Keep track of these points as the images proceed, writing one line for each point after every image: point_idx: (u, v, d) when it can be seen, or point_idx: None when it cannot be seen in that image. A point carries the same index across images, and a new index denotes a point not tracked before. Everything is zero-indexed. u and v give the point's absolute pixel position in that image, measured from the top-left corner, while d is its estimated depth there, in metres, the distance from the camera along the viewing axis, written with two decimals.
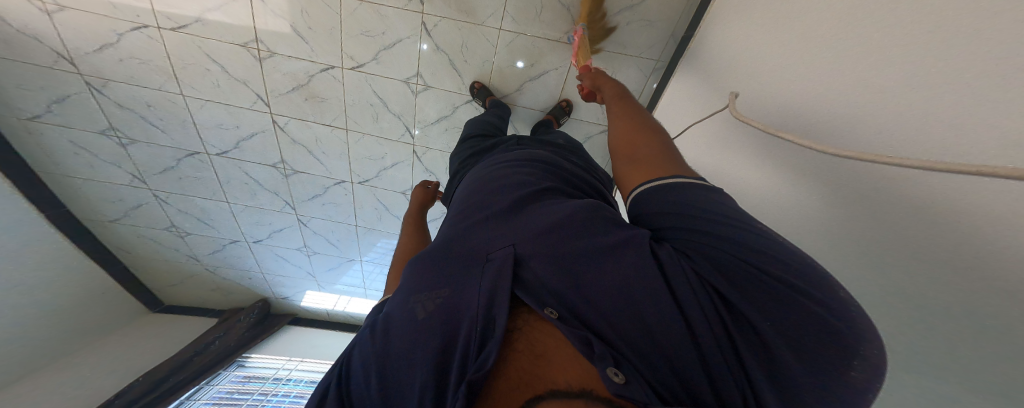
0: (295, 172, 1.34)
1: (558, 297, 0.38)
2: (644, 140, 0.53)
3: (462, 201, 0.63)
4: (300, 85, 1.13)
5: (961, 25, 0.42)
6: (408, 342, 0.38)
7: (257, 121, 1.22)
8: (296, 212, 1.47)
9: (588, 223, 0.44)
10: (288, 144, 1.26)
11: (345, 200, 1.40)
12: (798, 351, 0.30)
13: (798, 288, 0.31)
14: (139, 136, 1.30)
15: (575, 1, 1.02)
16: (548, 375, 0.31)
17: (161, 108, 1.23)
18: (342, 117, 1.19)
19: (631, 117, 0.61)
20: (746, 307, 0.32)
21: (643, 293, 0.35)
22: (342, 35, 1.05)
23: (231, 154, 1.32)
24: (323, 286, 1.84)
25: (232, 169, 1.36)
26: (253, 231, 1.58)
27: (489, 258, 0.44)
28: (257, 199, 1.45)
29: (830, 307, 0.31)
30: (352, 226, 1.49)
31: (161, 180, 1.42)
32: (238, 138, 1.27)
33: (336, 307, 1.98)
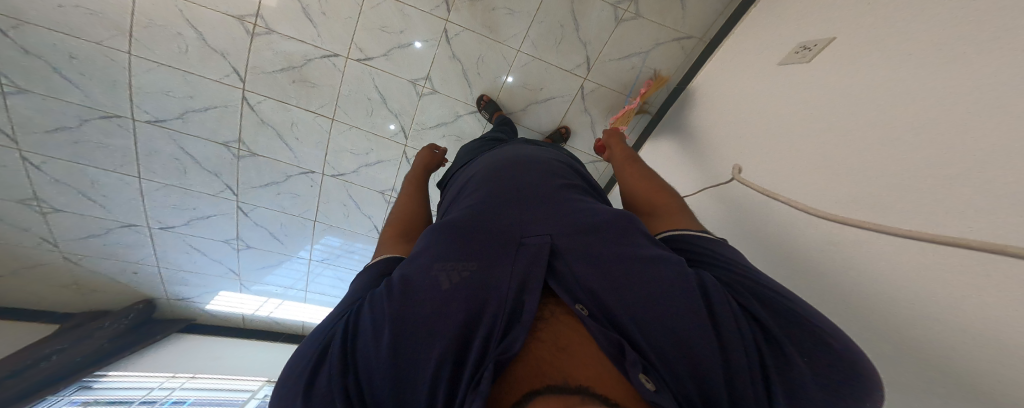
0: (252, 155, 1.21)
1: (590, 296, 0.46)
2: (661, 197, 0.63)
3: (482, 189, 0.69)
4: (292, 67, 1.07)
5: (885, 99, 0.57)
6: (431, 310, 0.44)
7: (219, 95, 1.11)
8: (237, 198, 1.31)
9: (623, 233, 0.51)
10: (254, 125, 1.16)
11: (309, 192, 1.29)
12: (818, 370, 0.37)
13: (826, 335, 0.38)
14: (36, 87, 1.08)
15: (593, 41, 1.12)
16: (565, 366, 0.39)
17: (87, 62, 1.05)
18: (331, 106, 1.13)
19: (647, 177, 0.70)
20: (788, 344, 0.38)
21: (681, 308, 0.40)
22: (358, 26, 1.03)
23: (168, 123, 1.16)
24: (248, 287, 1.59)
25: (164, 141, 1.19)
26: (165, 215, 1.35)
27: (524, 243, 0.52)
28: (189, 179, 1.26)
29: (852, 356, 0.37)
30: (309, 220, 1.36)
31: (45, 142, 1.16)
32: (187, 108, 1.13)
33: (257, 312, 1.70)
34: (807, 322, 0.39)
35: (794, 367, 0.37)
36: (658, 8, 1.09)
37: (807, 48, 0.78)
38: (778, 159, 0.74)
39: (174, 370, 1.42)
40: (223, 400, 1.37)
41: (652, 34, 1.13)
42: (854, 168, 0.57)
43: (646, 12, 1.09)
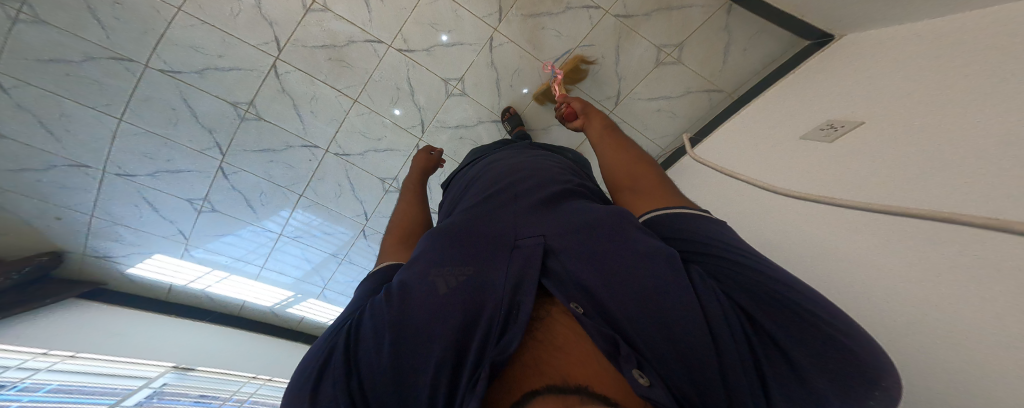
0: (258, 119, 1.20)
1: (584, 294, 0.41)
2: (642, 172, 0.60)
3: (481, 194, 0.67)
4: (333, 45, 1.08)
5: (900, 155, 0.63)
6: (428, 315, 0.39)
7: (249, 59, 1.11)
8: (222, 159, 1.25)
9: (612, 226, 0.46)
10: (273, 92, 1.16)
11: (305, 166, 1.28)
12: (822, 362, 0.31)
13: (818, 317, 0.32)
14: (46, 12, 1.00)
15: (627, 77, 1.22)
16: (560, 368, 0.34)
17: (127, 7, 1.01)
18: (357, 88, 1.15)
19: (627, 149, 0.67)
20: (786, 340, 0.32)
21: (672, 303, 0.35)
22: (409, 19, 1.07)
23: (181, 76, 1.12)
24: (192, 253, 1.43)
25: (168, 91, 1.14)
26: (128, 162, 1.23)
27: (517, 245, 0.48)
28: (175, 131, 1.20)
29: (854, 339, 0.31)
30: (293, 193, 1.33)
31: (31, 68, 1.06)
32: (208, 65, 1.11)
33: (188, 285, 1.50)
34: (800, 304, 0.33)
35: (791, 363, 0.32)
36: (700, 58, 1.19)
37: (833, 128, 0.80)
38: (792, 203, 0.82)
39: (49, 346, 1.12)
40: (96, 389, 1.10)
41: (686, 82, 1.24)
42: (891, 221, 0.59)
43: (688, 60, 1.19)
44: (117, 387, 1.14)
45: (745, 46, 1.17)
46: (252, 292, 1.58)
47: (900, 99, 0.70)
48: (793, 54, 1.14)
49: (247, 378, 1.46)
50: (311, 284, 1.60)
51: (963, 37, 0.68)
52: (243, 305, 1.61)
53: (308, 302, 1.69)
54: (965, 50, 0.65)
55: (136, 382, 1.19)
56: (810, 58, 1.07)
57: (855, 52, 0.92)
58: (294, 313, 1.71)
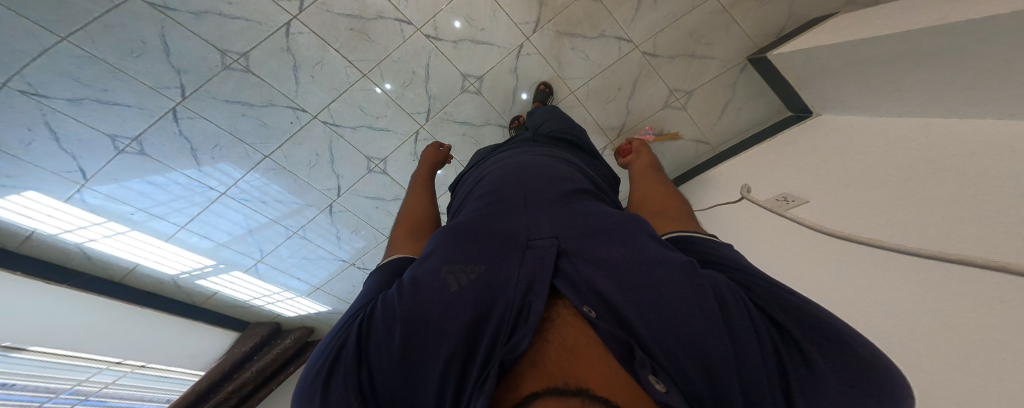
0: (248, 72, 1.08)
1: (599, 298, 0.38)
2: (670, 202, 0.60)
3: (490, 192, 0.64)
4: (359, 15, 1.06)
5: (867, 199, 0.73)
6: (437, 310, 0.38)
7: (261, 12, 1.01)
8: (182, 103, 1.08)
9: (630, 231, 0.45)
10: (277, 49, 1.07)
11: (284, 127, 1.18)
12: (840, 365, 0.29)
13: (848, 341, 0.30)
14: None
15: (635, 114, 1.32)
16: (574, 371, 0.30)
17: None
18: (372, 62, 1.13)
19: (660, 184, 0.69)
20: (808, 343, 0.30)
21: (692, 310, 0.32)
22: (445, 8, 1.09)
23: (176, 14, 0.97)
24: (82, 198, 1.14)
25: (148, 24, 0.97)
26: (51, 84, 0.97)
27: (531, 245, 0.45)
28: (133, 63, 1.00)
29: (889, 368, 0.28)
30: (259, 154, 1.20)
31: None
32: (213, 10, 0.99)
33: (58, 235, 1.17)
34: (819, 321, 0.31)
35: (814, 369, 0.29)
36: (701, 109, 1.31)
37: (787, 200, 0.88)
38: (766, 239, 0.90)
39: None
40: None
41: (682, 128, 1.35)
42: (886, 269, 0.61)
43: (691, 107, 1.30)
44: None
45: (741, 105, 1.29)
46: (155, 255, 1.33)
47: (870, 168, 0.80)
48: (778, 119, 1.25)
49: (104, 365, 1.34)
50: (240, 254, 1.41)
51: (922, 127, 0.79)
52: (132, 269, 1.33)
53: (228, 275, 1.47)
54: (921, 137, 0.76)
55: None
56: (790, 128, 1.15)
57: (823, 131, 1.03)
58: (206, 287, 1.48)
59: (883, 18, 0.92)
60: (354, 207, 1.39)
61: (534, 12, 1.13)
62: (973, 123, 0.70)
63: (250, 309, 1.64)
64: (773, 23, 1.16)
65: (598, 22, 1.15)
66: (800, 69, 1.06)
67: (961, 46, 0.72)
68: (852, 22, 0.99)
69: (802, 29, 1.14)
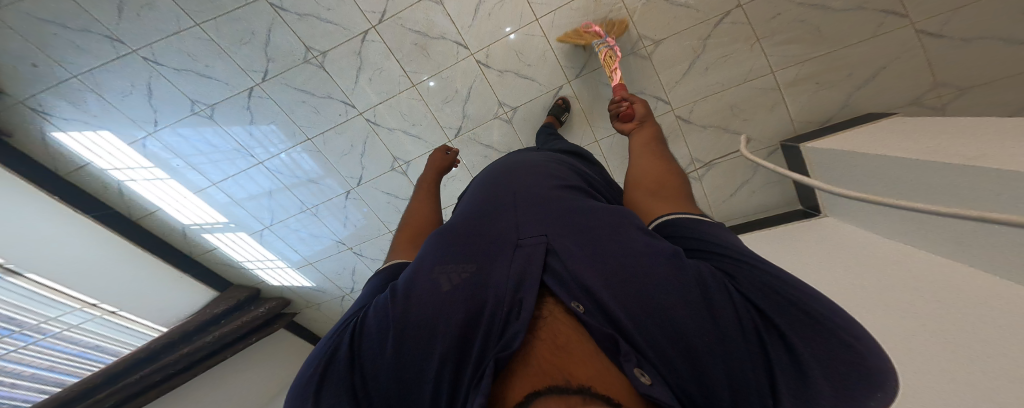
0: (320, 66, 1.21)
1: (586, 292, 0.35)
2: (671, 180, 0.52)
3: (478, 197, 0.60)
4: (424, 33, 1.16)
5: (882, 308, 0.61)
6: (430, 311, 0.36)
7: (348, 19, 1.15)
8: (259, 82, 1.23)
9: (619, 224, 0.42)
10: (350, 52, 1.19)
11: (332, 118, 1.29)
12: (823, 357, 0.28)
13: (823, 321, 0.28)
14: None
15: None
16: (567, 368, 0.27)
17: None
18: (422, 75, 1.22)
19: (663, 158, 0.60)
20: (786, 326, 0.29)
21: (673, 299, 0.31)
22: (498, 42, 1.15)
23: (285, 15, 1.14)
24: (144, 144, 1.31)
25: (262, 19, 1.14)
26: (167, 54, 1.17)
27: (519, 244, 0.42)
28: (239, 49, 1.18)
29: (854, 336, 0.28)
30: (304, 135, 1.32)
31: None
32: (311, 13, 1.14)
33: (108, 171, 1.34)
34: (797, 300, 0.29)
35: (796, 358, 0.28)
36: (716, 183, 1.24)
37: None
38: None
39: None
40: None
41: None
42: None
43: (706, 181, 1.24)
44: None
45: (756, 188, 1.22)
46: (174, 202, 1.46)
47: (860, 282, 0.69)
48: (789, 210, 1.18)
49: (79, 305, 1.33)
50: (254, 218, 1.52)
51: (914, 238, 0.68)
52: (153, 212, 1.47)
53: (233, 234, 1.57)
54: (908, 266, 0.66)
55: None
56: (792, 222, 1.06)
57: (819, 231, 0.93)
58: (208, 241, 1.58)
59: (897, 128, 0.84)
60: (369, 198, 1.44)
61: (582, 59, 1.15)
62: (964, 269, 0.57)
63: (240, 269, 1.71)
64: (822, 111, 1.06)
65: (642, 80, 1.15)
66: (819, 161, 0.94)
67: (932, 181, 0.62)
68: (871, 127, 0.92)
69: (849, 122, 1.02)
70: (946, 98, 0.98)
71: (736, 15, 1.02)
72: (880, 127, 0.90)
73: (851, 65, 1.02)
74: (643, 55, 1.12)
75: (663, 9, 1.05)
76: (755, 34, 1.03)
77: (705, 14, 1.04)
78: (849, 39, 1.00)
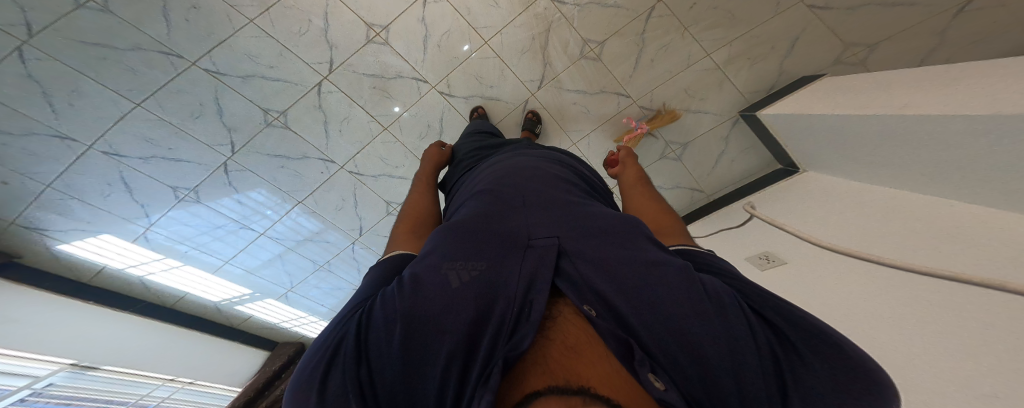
0: (284, 127, 1.20)
1: (599, 297, 0.38)
2: (665, 219, 0.58)
3: (484, 194, 0.61)
4: (380, 76, 1.17)
5: (851, 266, 0.75)
6: (441, 306, 0.35)
7: (299, 73, 1.14)
8: (232, 156, 1.22)
9: (627, 232, 0.45)
10: (310, 106, 1.18)
11: (315, 177, 1.30)
12: (834, 370, 0.31)
13: (828, 339, 0.32)
14: (131, 16, 0.99)
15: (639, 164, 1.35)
16: (578, 369, 0.29)
17: (209, 18, 1.03)
18: (391, 118, 1.23)
19: (654, 198, 0.66)
20: (798, 341, 0.32)
21: (686, 300, 0.34)
22: (457, 69, 1.18)
23: (227, 78, 1.11)
24: (148, 237, 1.31)
25: (204, 87, 1.11)
26: (127, 143, 1.14)
27: (531, 245, 0.44)
28: (194, 123, 1.15)
29: (861, 357, 0.31)
30: (295, 200, 1.33)
31: (69, 49, 0.99)
32: (258, 73, 1.12)
33: (124, 269, 1.34)
34: (793, 315, 0.34)
35: (805, 365, 0.31)
36: (695, 160, 1.34)
37: (767, 260, 0.93)
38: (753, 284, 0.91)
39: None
40: None
41: (676, 177, 1.38)
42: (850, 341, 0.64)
43: (686, 159, 1.34)
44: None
45: (734, 158, 1.33)
46: (203, 285, 1.49)
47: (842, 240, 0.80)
48: (769, 172, 1.29)
49: (161, 382, 1.41)
50: (275, 284, 1.56)
51: (890, 210, 0.80)
52: (181, 297, 1.49)
53: (262, 302, 1.63)
54: (881, 224, 0.78)
55: (18, 382, 1.05)
56: (779, 182, 1.19)
57: (808, 190, 1.06)
58: (242, 311, 1.63)
59: (847, 91, 0.97)
60: (374, 245, 1.49)
61: (539, 70, 1.20)
62: (936, 220, 0.71)
63: (276, 330, 1.77)
64: (764, 80, 1.19)
65: (599, 81, 1.21)
66: (786, 128, 1.08)
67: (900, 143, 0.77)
68: (829, 92, 1.02)
69: (792, 87, 1.16)
70: (861, 55, 1.13)
71: (661, 9, 1.10)
72: (834, 92, 1.01)
73: (771, 39, 1.13)
74: (592, 57, 1.17)
75: (598, 12, 1.11)
76: (682, 25, 1.12)
77: (636, 11, 1.11)
78: (761, 17, 1.10)
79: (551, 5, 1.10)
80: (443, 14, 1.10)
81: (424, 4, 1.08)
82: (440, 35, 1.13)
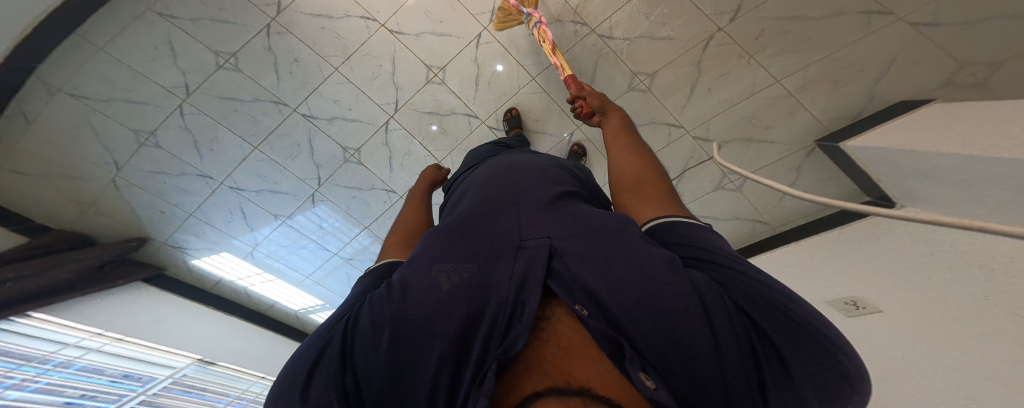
0: (357, 163, 1.37)
1: (589, 295, 0.35)
2: (652, 180, 0.52)
3: (480, 195, 0.59)
4: (437, 113, 1.29)
5: (944, 313, 0.67)
6: (429, 308, 0.34)
7: (370, 115, 1.30)
8: (317, 189, 1.42)
9: (614, 227, 0.40)
10: (378, 144, 1.34)
11: (379, 206, 1.46)
12: (815, 371, 0.27)
13: (813, 336, 0.27)
14: (251, 70, 1.24)
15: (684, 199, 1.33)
16: (571, 371, 0.28)
17: (303, 66, 1.24)
18: (445, 152, 1.34)
19: (640, 154, 0.59)
20: (783, 343, 0.27)
21: (676, 304, 0.28)
22: (507, 102, 1.26)
23: (317, 121, 1.32)
24: (253, 255, 1.57)
25: (301, 131, 1.33)
26: (245, 179, 1.40)
27: (522, 245, 0.41)
28: (293, 162, 1.38)
29: (843, 353, 0.27)
30: (361, 226, 1.50)
31: (211, 104, 1.27)
32: (338, 115, 1.31)
33: (236, 280, 1.62)
34: (787, 307, 0.28)
35: (790, 373, 0.27)
36: (759, 191, 1.28)
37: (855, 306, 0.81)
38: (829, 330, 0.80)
39: (106, 328, 1.22)
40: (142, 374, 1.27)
41: (738, 208, 1.32)
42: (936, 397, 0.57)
43: (748, 191, 1.28)
44: (86, 387, 1.10)
45: (806, 188, 1.23)
46: (287, 295, 1.73)
47: (943, 290, 0.71)
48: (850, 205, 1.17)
49: (257, 377, 1.67)
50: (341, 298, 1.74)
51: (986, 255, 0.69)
52: (272, 305, 1.74)
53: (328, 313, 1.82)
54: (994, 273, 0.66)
55: (163, 372, 1.33)
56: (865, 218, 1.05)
57: (900, 226, 0.92)
58: (313, 320, 1.84)
59: (955, 121, 0.85)
60: None
61: None
62: None
63: None
64: (848, 107, 1.08)
65: (648, 113, 1.21)
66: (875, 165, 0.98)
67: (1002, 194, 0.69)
68: (937, 120, 0.90)
69: (881, 116, 1.04)
70: (981, 75, 0.97)
71: (720, 37, 1.09)
72: (934, 126, 0.89)
73: (860, 61, 1.04)
74: (642, 89, 1.18)
75: (648, 44, 1.13)
76: (745, 52, 1.09)
77: (689, 42, 1.11)
78: (845, 39, 1.03)
79: (598, 41, 1.15)
80: (494, 53, 1.20)
81: (477, 45, 1.19)
82: (490, 74, 1.23)
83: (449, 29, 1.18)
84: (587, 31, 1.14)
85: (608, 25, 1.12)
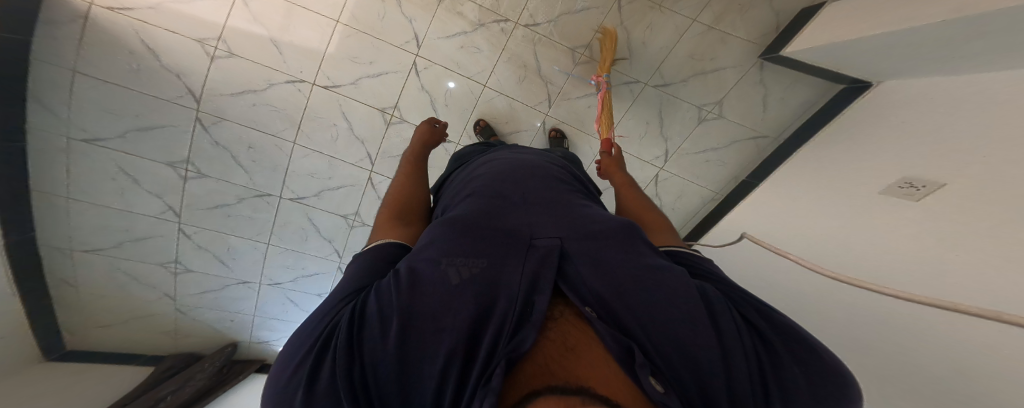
0: (364, 225, 1.41)
1: (598, 299, 0.39)
2: (652, 218, 0.63)
3: (484, 184, 0.61)
4: None
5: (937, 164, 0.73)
6: (438, 305, 0.37)
7: (352, 176, 1.32)
8: (341, 260, 1.47)
9: (627, 237, 0.45)
10: (372, 199, 1.37)
11: None
12: (812, 375, 0.35)
13: (803, 349, 0.36)
14: (214, 172, 1.25)
15: (673, 138, 1.33)
16: (576, 369, 0.30)
17: (261, 151, 1.25)
18: None
19: (640, 200, 0.71)
20: (784, 352, 0.36)
21: (682, 313, 0.36)
22: (473, 115, 1.27)
23: (306, 200, 1.34)
24: None
25: (297, 215, 1.36)
26: (276, 273, 1.45)
27: (533, 244, 0.45)
28: (307, 244, 1.42)
29: (835, 366, 0.35)
30: None
31: (204, 217, 1.30)
32: (323, 187, 1.33)
33: None
34: (785, 330, 0.37)
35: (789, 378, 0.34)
36: (740, 111, 1.29)
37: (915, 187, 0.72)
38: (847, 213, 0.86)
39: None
40: None
41: (727, 134, 1.32)
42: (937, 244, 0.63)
43: (730, 112, 1.29)
44: None
45: (781, 95, 1.25)
46: None
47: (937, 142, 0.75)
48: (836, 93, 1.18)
49: None
50: None
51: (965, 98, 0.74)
52: None
53: None
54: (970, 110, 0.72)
55: None
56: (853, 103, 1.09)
57: (894, 103, 0.94)
58: None
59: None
60: None
61: (543, 92, 1.27)
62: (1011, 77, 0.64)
63: None
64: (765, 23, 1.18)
65: None
66: (828, 58, 1.04)
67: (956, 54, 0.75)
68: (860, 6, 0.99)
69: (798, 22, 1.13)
70: None
71: None
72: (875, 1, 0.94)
73: None
74: (586, 61, 1.23)
75: (571, 20, 1.18)
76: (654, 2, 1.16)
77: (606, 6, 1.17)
78: None
79: (526, 31, 1.19)
80: (437, 76, 1.22)
81: (417, 73, 1.21)
82: (445, 95, 1.24)
83: (384, 67, 1.19)
84: (512, 25, 1.18)
85: (528, 14, 1.16)
